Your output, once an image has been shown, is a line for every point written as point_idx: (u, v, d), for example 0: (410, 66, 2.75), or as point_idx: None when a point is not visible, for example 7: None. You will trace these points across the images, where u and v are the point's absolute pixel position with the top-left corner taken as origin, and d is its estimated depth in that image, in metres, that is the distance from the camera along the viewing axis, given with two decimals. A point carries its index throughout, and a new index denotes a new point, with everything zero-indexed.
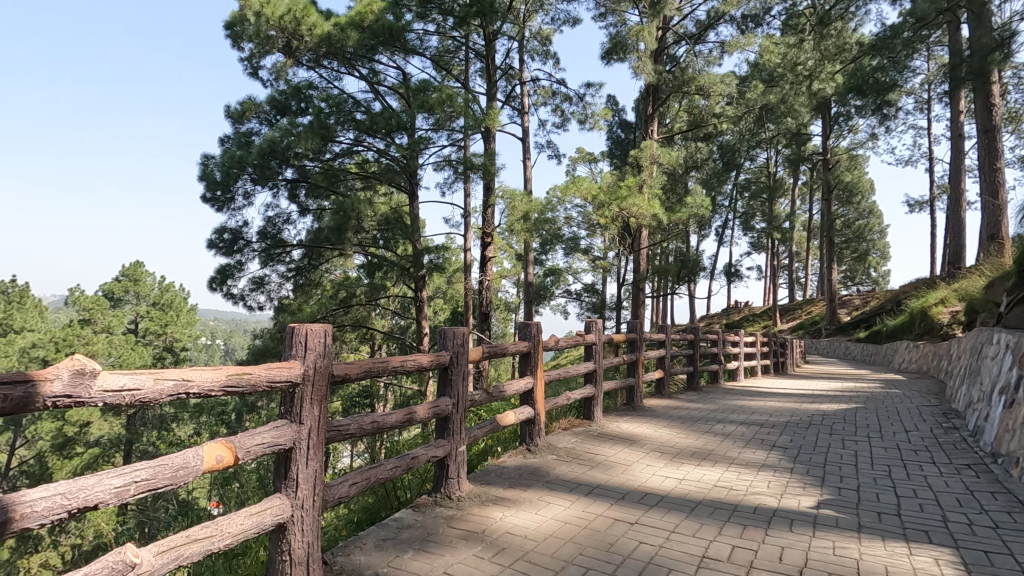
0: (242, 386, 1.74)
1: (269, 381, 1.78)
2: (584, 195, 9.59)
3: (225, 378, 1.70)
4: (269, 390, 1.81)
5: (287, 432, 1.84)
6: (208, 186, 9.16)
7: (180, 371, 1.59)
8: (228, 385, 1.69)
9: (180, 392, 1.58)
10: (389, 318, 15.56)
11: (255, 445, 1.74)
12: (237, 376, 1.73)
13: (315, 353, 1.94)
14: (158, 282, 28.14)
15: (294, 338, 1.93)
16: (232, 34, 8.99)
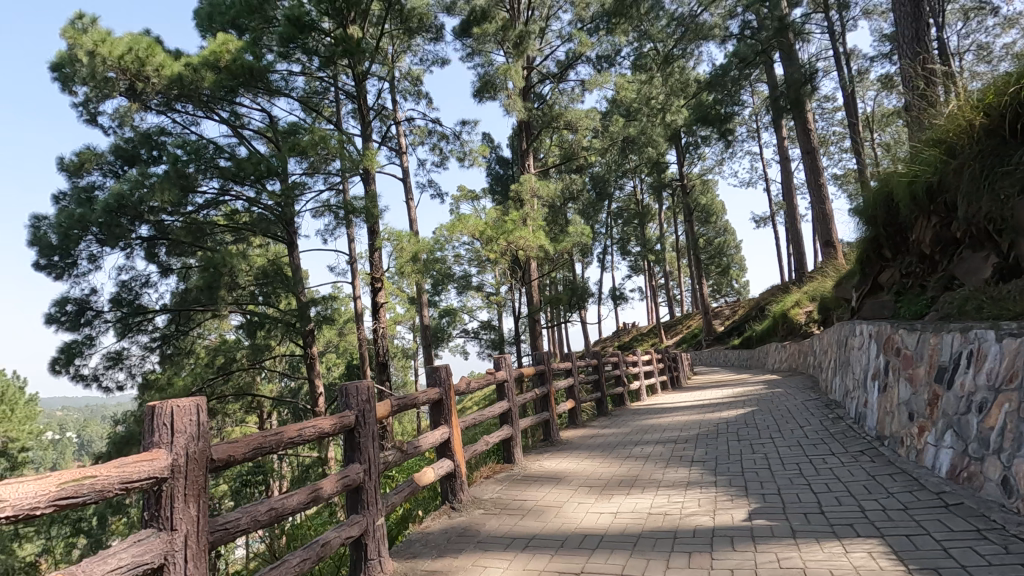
0: (82, 495, 1.33)
1: (122, 483, 1.43)
2: (471, 232, 9.59)
3: (56, 489, 1.28)
4: (123, 493, 1.45)
5: (156, 546, 1.49)
6: (42, 251, 7.92)
7: None
8: (60, 497, 1.28)
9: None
10: (277, 381, 14.33)
11: (108, 571, 1.35)
12: (75, 483, 1.32)
13: (185, 438, 1.61)
14: None
15: (155, 422, 1.59)
16: (58, 77, 8.04)
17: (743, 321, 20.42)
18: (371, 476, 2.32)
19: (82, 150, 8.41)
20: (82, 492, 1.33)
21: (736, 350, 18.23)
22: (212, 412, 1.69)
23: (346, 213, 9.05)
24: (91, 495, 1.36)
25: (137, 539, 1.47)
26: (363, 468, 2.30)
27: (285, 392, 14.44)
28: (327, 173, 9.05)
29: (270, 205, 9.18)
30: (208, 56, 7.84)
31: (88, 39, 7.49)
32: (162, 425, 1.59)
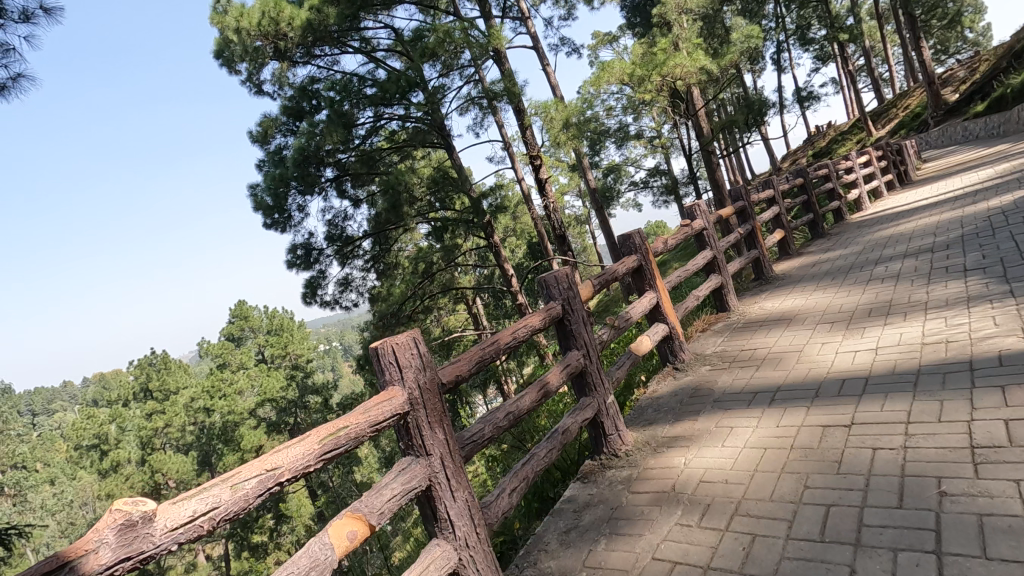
0: (342, 444, 1.47)
1: (372, 426, 1.54)
2: (619, 78, 8.61)
3: (318, 446, 1.42)
4: (376, 435, 1.56)
5: (418, 472, 1.62)
6: (265, 213, 9.26)
7: (261, 464, 1.32)
8: (324, 452, 1.42)
9: (269, 486, 1.32)
10: (473, 271, 15.62)
11: (387, 503, 1.50)
12: (333, 437, 1.46)
13: (413, 370, 1.68)
14: (264, 311, 30.12)
15: (383, 360, 1.66)
16: (223, 62, 8.73)
17: (987, 80, 15.89)
18: (592, 361, 2.37)
19: (262, 119, 9.34)
20: (341, 443, 1.47)
21: (981, 120, 14.45)
22: (427, 342, 1.74)
23: (488, 101, 8.78)
24: (350, 442, 1.50)
25: (403, 471, 1.61)
26: (581, 355, 2.35)
27: (482, 280, 15.71)
28: (462, 67, 8.80)
29: (420, 116, 9.34)
30: None
31: (231, 17, 7.96)
32: (390, 363, 1.66)
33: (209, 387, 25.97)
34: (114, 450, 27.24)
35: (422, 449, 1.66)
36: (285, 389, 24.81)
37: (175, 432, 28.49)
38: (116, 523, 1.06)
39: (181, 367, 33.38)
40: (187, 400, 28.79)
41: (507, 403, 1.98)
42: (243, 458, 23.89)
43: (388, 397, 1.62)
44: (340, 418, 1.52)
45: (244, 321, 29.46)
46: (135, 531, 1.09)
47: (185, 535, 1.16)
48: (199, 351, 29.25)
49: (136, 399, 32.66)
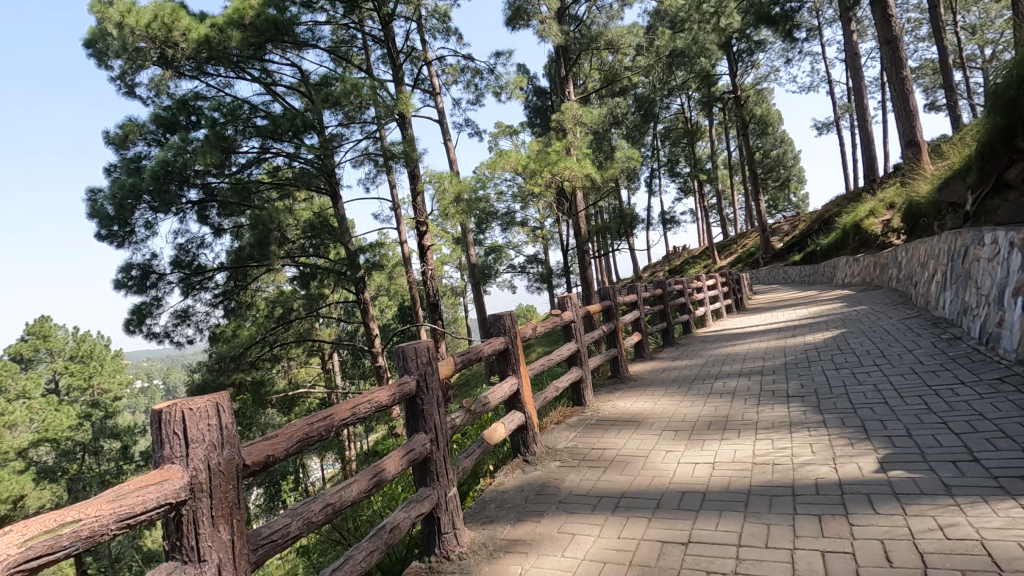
0: (63, 547, 1.08)
1: (121, 521, 1.18)
2: (513, 167, 9.07)
3: (18, 551, 1.00)
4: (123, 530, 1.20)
5: None
6: (102, 222, 8.00)
7: None
8: (25, 560, 1.01)
9: None
10: (336, 325, 14.71)
11: None
12: (49, 535, 1.05)
13: (204, 446, 1.38)
14: (72, 334, 25.55)
15: (164, 430, 1.35)
16: (92, 53, 7.78)
17: (804, 237, 19.25)
18: (438, 447, 2.19)
19: (124, 122, 8.27)
20: (59, 547, 1.06)
21: (797, 268, 17.30)
22: (236, 412, 1.47)
23: (384, 160, 8.68)
24: (78, 545, 1.10)
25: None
26: (429, 440, 2.17)
27: (344, 336, 14.82)
28: (364, 122, 8.66)
29: (310, 158, 8.93)
30: (233, 16, 7.53)
31: (113, 10, 7.13)
32: (174, 435, 1.35)
33: None
34: None
35: (194, 555, 1.34)
36: (75, 429, 20.82)
37: None
38: None
39: None
40: None
41: (327, 493, 1.73)
42: None
43: (160, 479, 1.30)
44: (71, 508, 1.12)
45: (42, 342, 24.59)
46: None
47: None
48: None
49: None
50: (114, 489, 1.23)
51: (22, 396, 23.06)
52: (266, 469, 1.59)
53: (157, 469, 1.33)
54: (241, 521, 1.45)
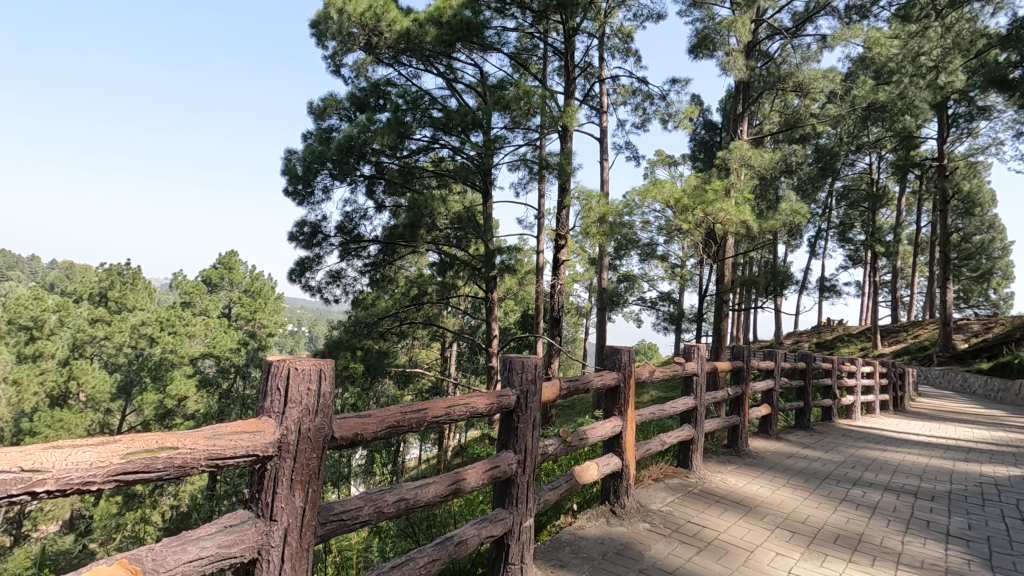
0: (158, 470, 1.20)
1: (210, 460, 1.28)
2: (665, 199, 8.74)
3: (118, 462, 1.13)
4: (211, 469, 1.31)
5: (249, 537, 1.36)
6: (291, 179, 9.15)
7: (22, 457, 1.03)
8: (122, 473, 1.14)
9: (13, 492, 1.01)
10: (461, 317, 15.36)
11: (181, 565, 1.21)
12: (148, 456, 1.18)
13: (300, 409, 1.45)
14: (250, 271, 29.71)
15: (270, 385, 1.44)
16: (316, 33, 9.03)
17: (999, 343, 16.14)
18: (524, 471, 2.11)
19: (326, 97, 9.42)
20: (154, 468, 1.18)
21: (983, 378, 14.54)
22: (335, 382, 1.51)
23: (539, 169, 8.85)
24: (170, 470, 1.22)
25: (230, 530, 1.34)
26: (517, 461, 2.10)
27: (465, 328, 15.39)
28: (528, 129, 8.91)
29: (472, 154, 9.39)
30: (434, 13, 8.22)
31: None
32: (275, 389, 1.44)
33: (164, 319, 25.45)
34: (42, 342, 26.19)
35: (267, 512, 1.40)
36: (234, 351, 24.32)
37: (110, 348, 27.70)
38: None
39: (146, 288, 32.57)
40: (138, 324, 28.05)
41: (404, 487, 1.74)
42: (163, 403, 22.95)
43: (253, 430, 1.38)
44: (174, 435, 1.25)
45: (227, 272, 28.93)
46: None
47: None
48: (169, 281, 28.52)
49: (90, 301, 31.74)
50: (212, 427, 1.34)
51: (203, 313, 27.45)
52: (352, 446, 1.62)
53: (253, 418, 1.42)
54: (317, 491, 1.49)
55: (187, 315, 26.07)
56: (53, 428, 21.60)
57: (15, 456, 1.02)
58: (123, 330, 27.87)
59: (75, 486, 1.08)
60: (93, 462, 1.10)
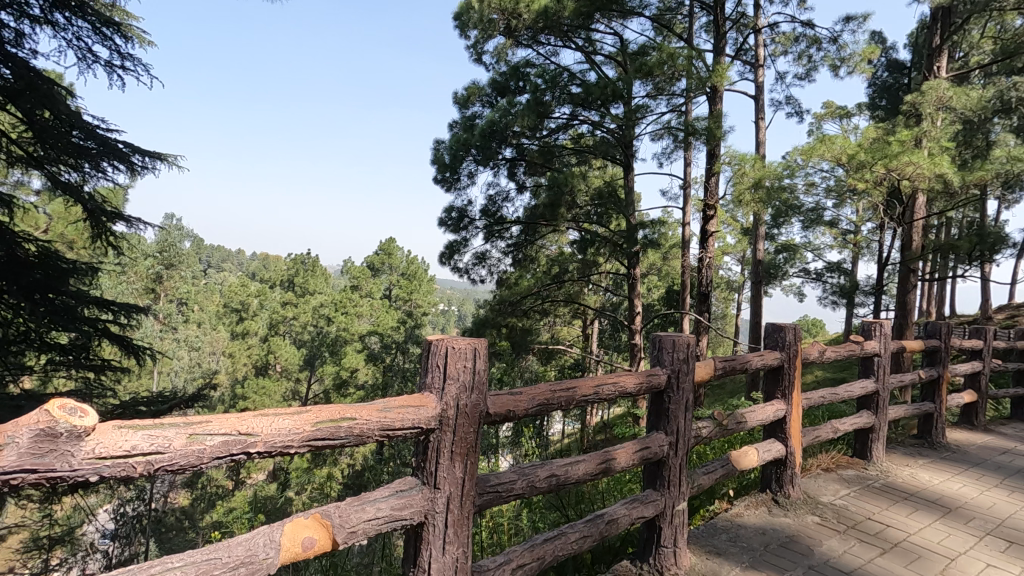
0: (340, 437, 1.36)
1: (383, 431, 1.42)
2: (835, 156, 7.71)
3: (310, 429, 1.31)
4: (384, 439, 1.45)
5: (416, 502, 1.48)
6: (439, 168, 9.73)
7: (240, 423, 1.23)
8: (313, 439, 1.32)
9: (234, 451, 1.21)
10: (603, 294, 15.23)
11: (362, 522, 1.37)
12: (333, 425, 1.35)
13: (458, 386, 1.54)
14: (407, 256, 32.33)
15: (431, 362, 1.55)
16: (459, 24, 9.41)
17: None
18: (677, 454, 2.04)
19: (469, 85, 9.82)
20: (337, 436, 1.35)
21: None
22: (489, 361, 1.57)
23: (685, 135, 8.34)
24: (350, 438, 1.38)
25: (400, 495, 1.48)
26: (668, 443, 2.03)
27: (607, 305, 15.21)
28: (672, 94, 8.43)
29: (612, 127, 9.15)
30: None
31: None
32: (435, 367, 1.55)
33: (339, 301, 28.93)
34: (249, 321, 31.28)
35: (431, 480, 1.51)
36: (395, 329, 26.90)
37: (298, 326, 32.25)
38: (36, 428, 1.00)
39: (323, 274, 37.18)
40: (319, 305, 32.18)
41: (555, 464, 1.78)
42: (339, 374, 26.35)
43: (418, 404, 1.50)
44: (352, 408, 1.41)
45: (387, 257, 31.86)
46: (55, 444, 1.01)
47: (110, 471, 1.07)
48: (341, 267, 32.18)
49: (281, 286, 37.10)
50: (384, 400, 1.49)
51: (369, 295, 30.63)
52: (506, 423, 1.69)
53: (418, 393, 1.55)
54: (475, 462, 1.58)
55: (357, 297, 29.31)
56: (258, 393, 25.90)
57: (236, 421, 1.23)
58: (307, 310, 32.30)
59: (279, 448, 1.28)
60: (292, 429, 1.28)
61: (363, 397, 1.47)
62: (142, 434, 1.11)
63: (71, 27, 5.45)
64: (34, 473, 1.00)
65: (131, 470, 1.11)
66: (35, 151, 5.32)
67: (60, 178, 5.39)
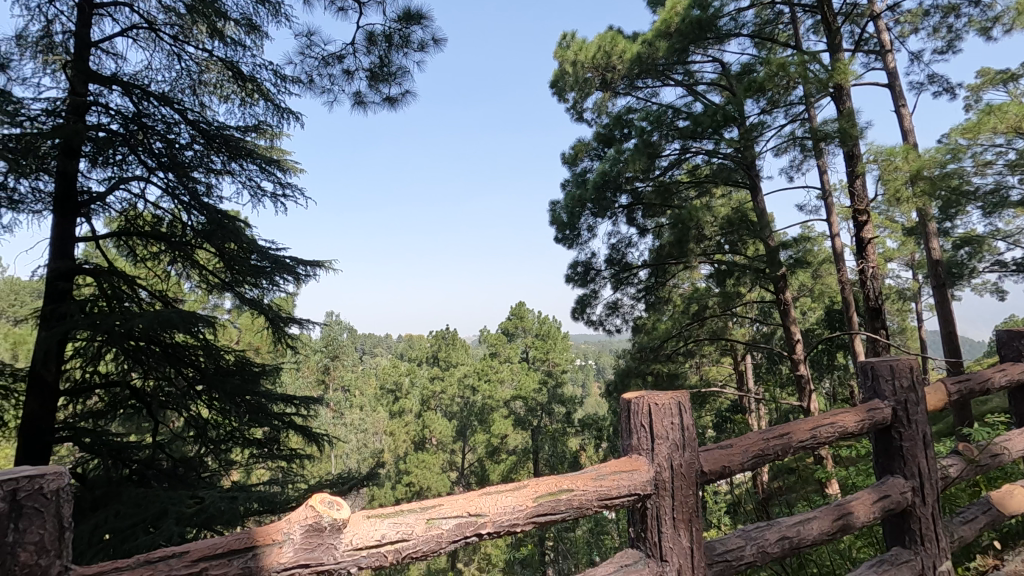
0: (560, 511, 1.78)
1: (600, 500, 1.82)
2: (1012, 127, 6.55)
3: (526, 508, 1.74)
4: (607, 507, 1.85)
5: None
6: (559, 227, 9.98)
7: (470, 510, 1.69)
8: (531, 515, 1.74)
9: (467, 534, 1.67)
10: (749, 325, 14.11)
11: None
12: (549, 500, 1.77)
13: (666, 444, 1.93)
14: (538, 316, 32.09)
15: (636, 422, 1.96)
16: (556, 91, 9.95)
17: None
18: (924, 502, 2.38)
19: (576, 144, 10.19)
20: (557, 508, 1.77)
21: None
22: (692, 415, 1.95)
23: (813, 143, 7.68)
24: (570, 510, 1.80)
25: (627, 571, 1.84)
26: (910, 487, 2.37)
27: (758, 338, 13.95)
28: (790, 103, 7.93)
29: (730, 152, 8.77)
30: (661, 26, 7.97)
31: (570, 51, 8.98)
32: (642, 425, 1.96)
33: (479, 370, 30.30)
34: (403, 400, 33.49)
35: (656, 552, 1.89)
36: (538, 391, 27.15)
37: (446, 398, 33.62)
38: (306, 523, 1.50)
39: (463, 346, 38.84)
40: (462, 376, 33.58)
41: (785, 526, 2.13)
42: (490, 440, 27.67)
43: (632, 470, 1.90)
44: (568, 480, 1.84)
45: (519, 321, 32.20)
46: (320, 537, 1.50)
47: (368, 559, 1.54)
48: (478, 337, 33.35)
49: (426, 362, 39.30)
50: (596, 470, 1.90)
51: (507, 359, 31.26)
52: (723, 477, 2.03)
53: (629, 456, 1.96)
54: (698, 528, 1.94)
55: (496, 363, 30.35)
56: (419, 467, 27.66)
57: (464, 505, 1.70)
58: (452, 383, 33.79)
59: (507, 527, 1.72)
60: (515, 507, 1.73)
61: (575, 469, 1.89)
62: (385, 526, 1.59)
63: (245, 170, 6.56)
64: (302, 567, 1.48)
65: (383, 558, 1.57)
66: (227, 278, 6.45)
67: (244, 296, 6.38)
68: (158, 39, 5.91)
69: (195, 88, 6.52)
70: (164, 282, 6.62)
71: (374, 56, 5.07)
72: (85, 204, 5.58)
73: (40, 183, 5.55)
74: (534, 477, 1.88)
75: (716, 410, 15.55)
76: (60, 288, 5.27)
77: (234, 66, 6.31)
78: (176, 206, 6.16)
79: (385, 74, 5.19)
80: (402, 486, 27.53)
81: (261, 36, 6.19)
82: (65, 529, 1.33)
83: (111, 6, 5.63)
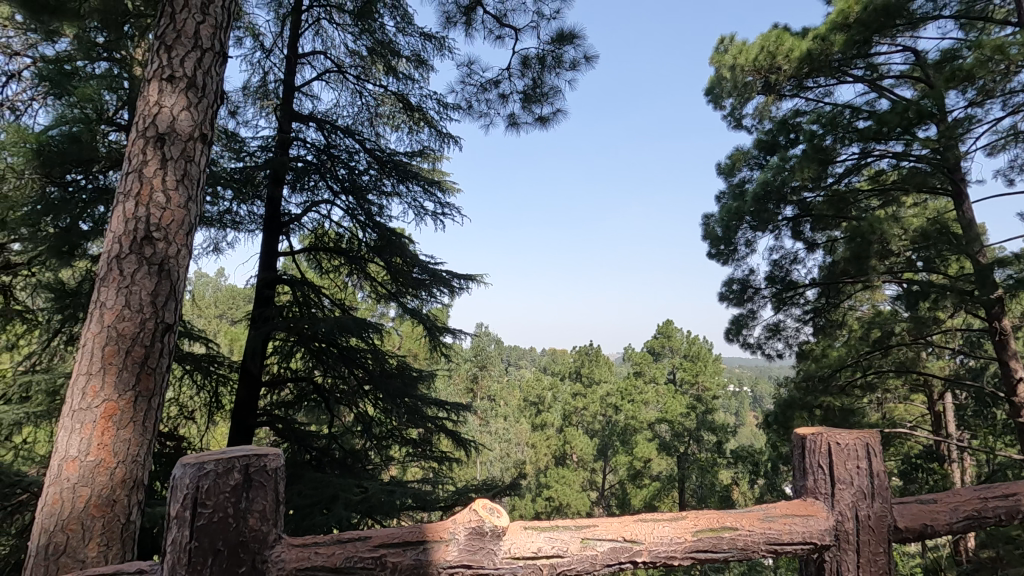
0: (723, 550, 1.66)
1: (768, 545, 1.66)
2: None
3: (685, 541, 1.65)
4: (776, 554, 1.69)
5: None
6: (713, 242, 9.45)
7: (625, 534, 1.65)
8: (690, 549, 1.65)
9: (621, 559, 1.62)
10: (950, 358, 11.89)
11: None
12: (711, 536, 1.66)
13: (851, 489, 1.71)
14: (687, 336, 30.33)
15: (813, 460, 1.76)
16: (712, 98, 9.49)
17: None
18: None
19: (733, 153, 9.62)
20: (719, 546, 1.65)
21: None
22: (884, 460, 1.71)
23: None
24: (734, 551, 1.66)
25: None
26: None
27: (963, 372, 11.64)
28: (1010, 91, 6.64)
29: (925, 153, 7.56)
30: (837, 18, 7.19)
31: (729, 56, 8.50)
32: (819, 465, 1.75)
33: (622, 389, 29.51)
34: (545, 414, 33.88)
35: None
36: (686, 416, 25.70)
37: (588, 416, 33.22)
38: (470, 526, 1.59)
39: (606, 363, 38.17)
40: (605, 394, 33.00)
41: None
42: (632, 463, 26.72)
43: (808, 516, 1.71)
44: (732, 518, 1.71)
45: (667, 340, 30.70)
46: (480, 540, 1.58)
47: (523, 569, 1.58)
48: (622, 354, 32.50)
49: (568, 377, 39.18)
50: (764, 510, 1.74)
51: (652, 380, 30.00)
52: (923, 537, 1.74)
53: (803, 500, 1.77)
54: None
55: (641, 384, 29.35)
56: (560, 483, 27.68)
57: (619, 529, 1.67)
58: (594, 400, 33.28)
59: (663, 558, 1.64)
60: (673, 539, 1.65)
61: (740, 507, 1.75)
62: (541, 540, 1.62)
63: (410, 192, 7.23)
64: (463, 566, 1.56)
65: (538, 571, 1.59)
66: (392, 289, 7.14)
67: (406, 305, 7.00)
68: (345, 80, 6.81)
69: (373, 120, 7.38)
70: (342, 292, 7.53)
71: (528, 78, 5.28)
72: (286, 224, 6.59)
73: (255, 208, 6.68)
74: (693, 510, 1.78)
75: (905, 456, 13.26)
76: (266, 295, 6.27)
77: (404, 99, 7.02)
78: (354, 224, 6.99)
79: (538, 95, 5.37)
80: (542, 500, 27.68)
81: (428, 69, 6.80)
82: (279, 503, 1.57)
83: (311, 55, 6.63)
